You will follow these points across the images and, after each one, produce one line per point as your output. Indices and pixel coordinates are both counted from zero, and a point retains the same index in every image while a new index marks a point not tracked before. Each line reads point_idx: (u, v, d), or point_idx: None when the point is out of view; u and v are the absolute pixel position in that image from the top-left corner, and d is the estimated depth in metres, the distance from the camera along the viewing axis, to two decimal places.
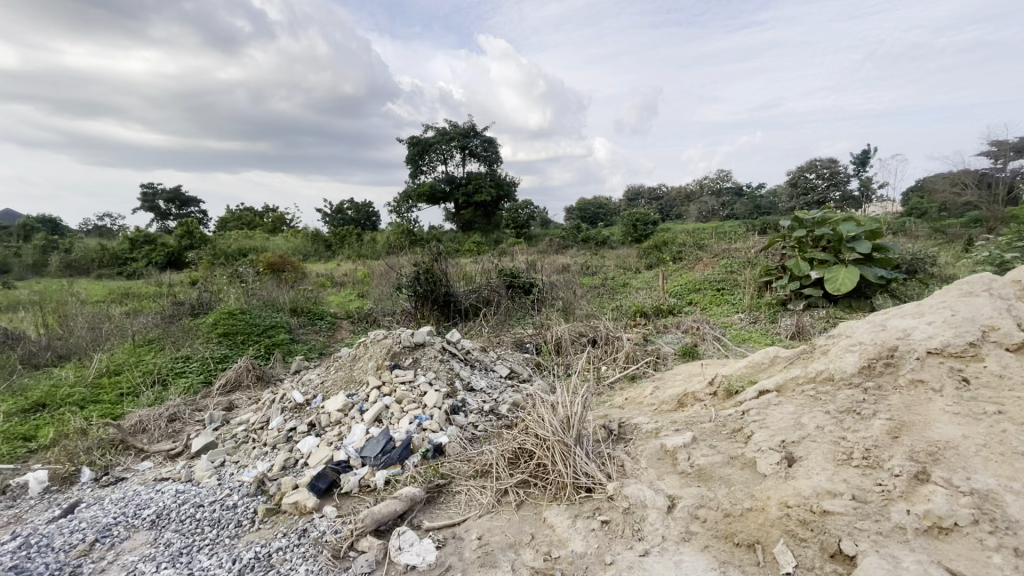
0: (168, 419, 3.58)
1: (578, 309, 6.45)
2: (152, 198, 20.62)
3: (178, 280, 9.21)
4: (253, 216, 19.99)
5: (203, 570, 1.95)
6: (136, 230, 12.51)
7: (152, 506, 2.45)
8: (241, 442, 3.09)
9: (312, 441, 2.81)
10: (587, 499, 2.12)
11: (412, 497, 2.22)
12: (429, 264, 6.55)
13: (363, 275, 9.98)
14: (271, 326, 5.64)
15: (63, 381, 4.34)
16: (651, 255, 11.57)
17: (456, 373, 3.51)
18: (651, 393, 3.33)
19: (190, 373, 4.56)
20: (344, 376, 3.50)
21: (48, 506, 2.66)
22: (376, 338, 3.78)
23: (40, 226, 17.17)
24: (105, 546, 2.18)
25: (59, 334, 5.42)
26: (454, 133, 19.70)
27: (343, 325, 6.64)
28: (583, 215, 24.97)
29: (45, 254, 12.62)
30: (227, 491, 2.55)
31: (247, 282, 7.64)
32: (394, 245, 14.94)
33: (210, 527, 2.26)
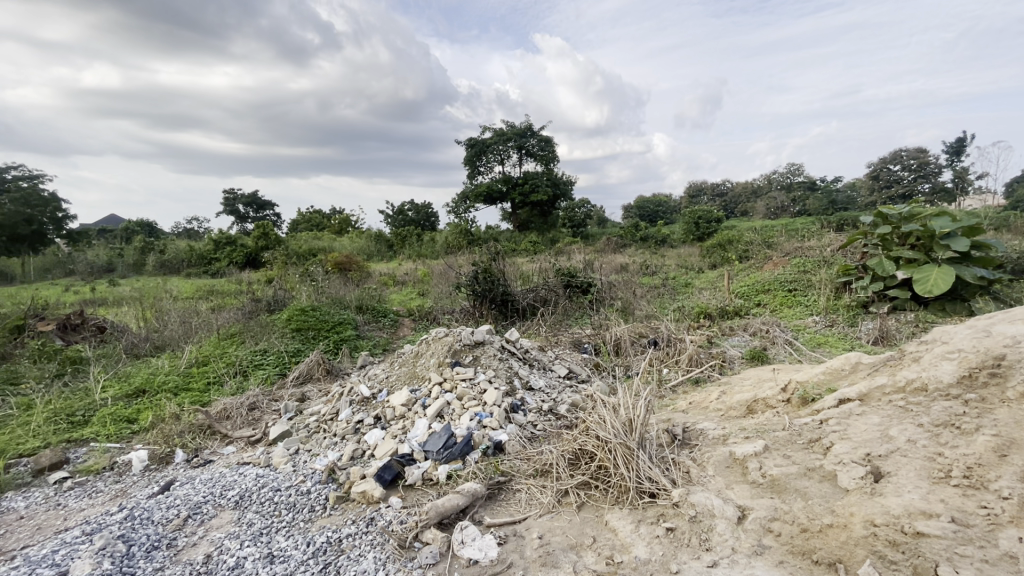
0: (249, 407, 3.86)
1: (637, 309, 6.32)
2: (232, 202, 22.30)
3: (256, 278, 9.91)
4: (322, 219, 21.15)
5: (280, 550, 2.08)
6: (220, 232, 13.56)
7: (236, 488, 2.65)
8: (313, 432, 3.27)
9: (378, 434, 2.93)
10: (650, 504, 2.07)
11: (474, 493, 2.26)
12: (487, 263, 6.63)
13: (423, 274, 10.29)
14: (339, 321, 5.93)
15: (160, 370, 4.78)
16: (715, 255, 11.11)
17: (515, 372, 3.53)
18: (718, 398, 3.19)
19: (266, 365, 4.89)
20: (408, 371, 3.62)
21: (148, 483, 2.93)
22: (438, 336, 3.88)
23: (140, 229, 19.07)
24: (196, 522, 2.37)
25: (156, 326, 5.97)
26: (511, 134, 19.86)
27: (404, 323, 6.87)
28: (641, 212, 24.40)
29: (143, 254, 13.94)
30: (301, 477, 2.71)
31: (317, 280, 8.07)
32: (453, 245, 15.27)
33: (286, 510, 2.41)
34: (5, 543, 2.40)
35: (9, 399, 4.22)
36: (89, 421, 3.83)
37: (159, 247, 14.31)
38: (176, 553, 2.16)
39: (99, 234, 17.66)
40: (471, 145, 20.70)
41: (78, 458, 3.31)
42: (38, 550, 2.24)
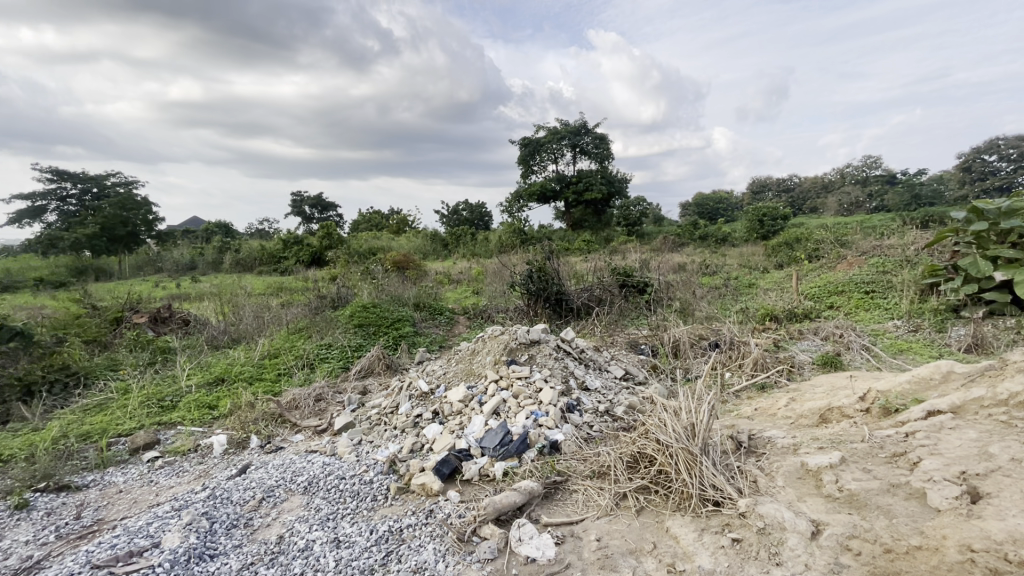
0: (316, 398, 4.07)
1: (697, 310, 6.11)
2: (299, 204, 23.57)
3: (321, 275, 10.41)
4: (382, 220, 21.93)
5: (346, 536, 2.18)
6: (288, 233, 14.35)
7: (305, 474, 2.80)
8: (375, 424, 3.40)
9: (435, 428, 3.00)
10: (714, 513, 1.99)
11: (531, 491, 2.27)
12: (542, 262, 6.62)
13: (478, 273, 10.43)
14: (397, 318, 6.13)
15: (236, 361, 5.13)
16: (782, 255, 10.54)
17: (571, 372, 3.50)
18: (787, 405, 3.02)
19: (331, 359, 5.14)
20: (465, 368, 3.68)
21: (227, 466, 3.16)
22: (494, 334, 3.92)
23: (218, 229, 20.55)
24: (270, 504, 2.53)
25: (232, 320, 6.42)
26: (566, 132, 19.72)
27: (460, 321, 6.99)
28: (701, 210, 23.55)
29: (220, 253, 15.01)
30: (364, 467, 2.82)
31: (376, 279, 8.38)
32: (506, 244, 15.38)
33: (351, 498, 2.51)
34: (108, 514, 2.66)
35: (110, 383, 4.68)
36: (176, 406, 4.17)
37: (234, 246, 15.36)
38: (252, 532, 2.31)
39: (183, 235, 19.21)
40: (525, 145, 20.77)
41: (167, 439, 3.61)
42: (135, 520, 2.47)
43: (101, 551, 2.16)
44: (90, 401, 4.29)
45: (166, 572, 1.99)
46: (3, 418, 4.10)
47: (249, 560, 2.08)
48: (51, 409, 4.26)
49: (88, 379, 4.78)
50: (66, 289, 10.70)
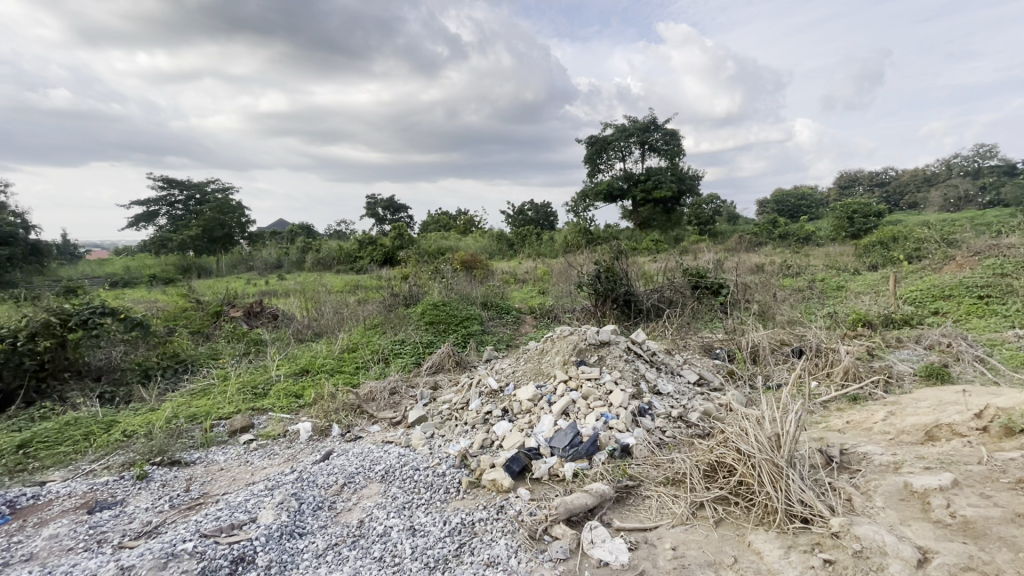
0: (391, 391, 4.26)
1: (777, 313, 5.75)
2: (373, 206, 24.79)
3: (393, 274, 10.89)
4: (450, 220, 22.55)
5: (421, 524, 2.27)
6: (363, 233, 15.13)
7: (382, 463, 2.95)
8: (447, 418, 3.50)
9: (505, 426, 3.03)
10: (803, 531, 1.87)
11: (602, 494, 2.24)
12: (610, 262, 6.50)
13: (543, 273, 10.44)
14: (466, 316, 6.28)
15: (319, 353, 5.49)
16: (875, 255, 9.68)
17: (642, 376, 3.42)
18: (886, 419, 2.77)
19: (404, 354, 5.37)
20: (534, 367, 3.70)
21: (312, 451, 3.38)
22: (563, 334, 3.92)
23: (301, 231, 22.10)
24: (351, 490, 2.68)
25: (314, 315, 6.87)
26: (634, 129, 19.26)
27: (526, 320, 7.04)
28: (781, 207, 22.14)
29: (303, 252, 16.10)
30: (437, 460, 2.91)
31: (445, 278, 8.63)
32: (572, 244, 15.27)
33: (425, 488, 2.61)
34: (212, 488, 2.94)
35: (212, 370, 5.17)
36: (267, 393, 4.53)
37: (315, 246, 16.41)
38: (336, 515, 2.46)
39: (271, 236, 20.80)
40: (592, 143, 20.53)
41: (260, 424, 3.93)
42: (235, 496, 2.71)
43: (208, 521, 2.38)
44: (196, 386, 4.76)
45: (262, 546, 2.17)
46: (126, 397, 4.64)
47: (333, 541, 2.22)
48: (164, 391, 4.78)
49: (194, 366, 5.30)
50: (174, 285, 11.96)
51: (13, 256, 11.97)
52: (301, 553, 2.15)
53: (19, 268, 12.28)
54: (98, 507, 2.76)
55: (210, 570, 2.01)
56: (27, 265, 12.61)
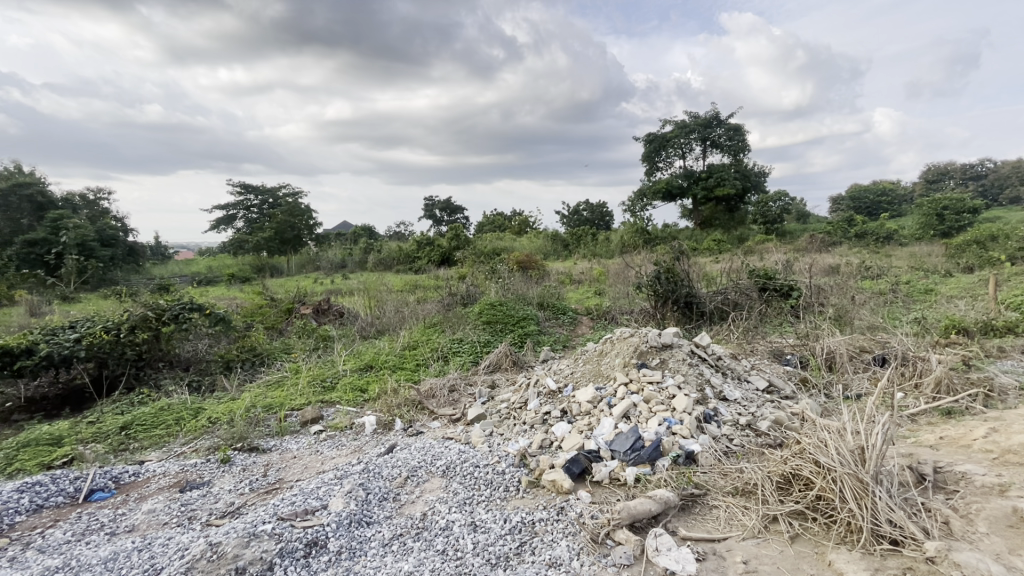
0: (450, 389, 4.36)
1: (856, 318, 5.36)
2: (431, 208, 25.47)
3: (451, 274, 11.13)
4: (505, 221, 22.77)
5: (482, 521, 2.30)
6: (421, 234, 15.59)
7: (443, 458, 3.02)
8: (505, 417, 3.53)
9: (564, 427, 3.02)
10: (892, 553, 1.73)
11: (667, 501, 2.18)
12: (670, 262, 6.26)
13: (599, 274, 10.31)
14: (523, 317, 6.31)
15: (381, 350, 5.70)
16: (970, 255, 8.81)
17: (707, 381, 3.29)
18: (988, 435, 2.51)
19: (462, 352, 5.47)
20: (593, 369, 3.65)
21: (376, 444, 3.52)
22: (623, 336, 3.84)
23: (364, 232, 23.08)
24: (414, 483, 2.77)
25: (377, 313, 7.14)
26: (695, 125, 18.61)
27: (583, 321, 6.98)
28: (858, 204, 20.64)
29: (366, 253, 16.78)
30: (496, 458, 2.94)
31: (502, 278, 8.71)
32: (629, 244, 14.99)
33: (485, 486, 2.64)
34: (286, 474, 3.13)
35: (285, 363, 5.51)
36: (335, 387, 4.77)
37: (377, 247, 17.07)
38: (400, 506, 2.55)
39: (336, 237, 21.86)
40: (650, 141, 20.03)
41: (328, 416, 4.14)
42: (307, 483, 2.87)
43: (284, 505, 2.54)
44: (271, 378, 5.09)
45: (333, 531, 2.28)
46: (211, 386, 5.03)
47: (398, 532, 2.29)
48: (244, 381, 5.14)
49: (269, 359, 5.67)
50: (250, 284, 12.83)
51: (115, 256, 13.29)
52: (369, 541, 2.24)
53: (120, 267, 13.63)
54: (188, 487, 3.01)
55: (287, 551, 2.13)
56: (126, 264, 13.96)
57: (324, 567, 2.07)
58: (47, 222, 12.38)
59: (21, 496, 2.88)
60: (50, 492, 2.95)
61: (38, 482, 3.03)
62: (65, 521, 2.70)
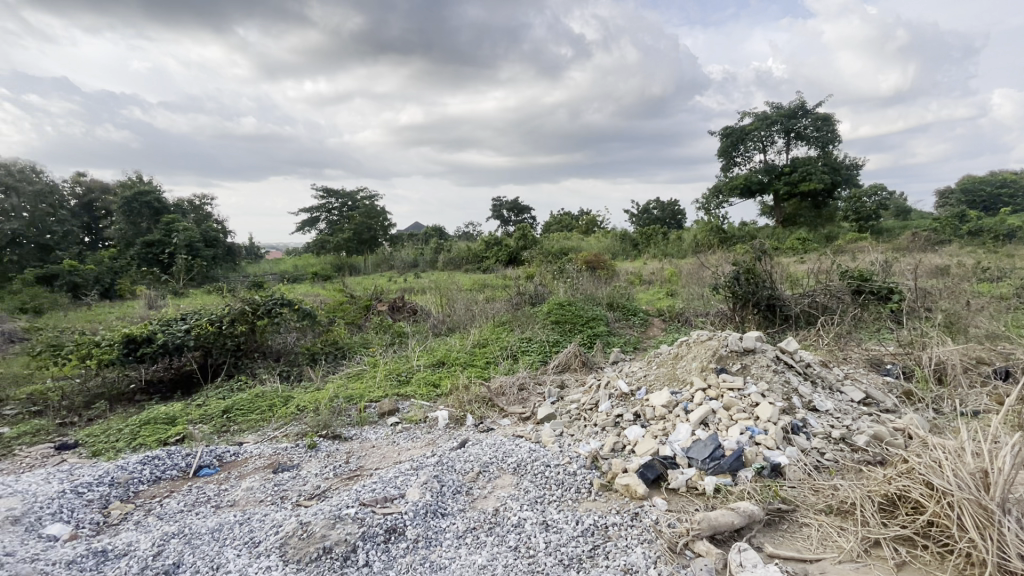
0: (520, 387, 4.41)
1: (971, 325, 4.78)
2: (499, 209, 25.84)
3: (518, 273, 11.22)
4: (572, 220, 22.62)
5: (553, 521, 2.29)
6: (489, 235, 15.87)
7: (514, 456, 3.05)
8: (575, 418, 3.50)
9: (638, 431, 2.94)
10: None
11: (751, 514, 2.06)
12: (751, 262, 5.89)
13: (671, 274, 9.96)
14: (592, 317, 6.23)
15: (452, 347, 5.85)
16: None
17: (794, 390, 3.08)
18: None
19: (531, 352, 5.50)
20: (668, 372, 3.53)
21: (449, 438, 3.62)
22: (700, 339, 3.68)
23: (435, 233, 23.85)
24: (486, 478, 2.82)
25: (448, 311, 7.35)
26: (777, 116, 17.45)
27: (654, 322, 6.78)
28: (972, 198, 18.41)
29: (436, 253, 17.32)
30: (567, 458, 2.92)
31: (570, 278, 8.65)
32: (703, 243, 14.34)
33: (556, 485, 2.64)
34: (366, 462, 3.30)
35: (364, 357, 5.81)
36: (410, 381, 4.96)
37: (447, 247, 17.58)
38: (473, 500, 2.61)
39: (409, 237, 22.77)
40: (727, 135, 19.03)
41: (404, 408, 4.32)
42: (386, 472, 3.01)
43: (365, 491, 2.68)
44: (351, 370, 5.39)
45: (410, 520, 2.37)
46: (299, 376, 5.41)
47: (472, 525, 2.35)
48: (328, 372, 5.49)
49: (349, 353, 6.01)
50: (331, 282, 13.69)
51: (217, 255, 14.67)
52: (444, 532, 2.31)
53: (220, 266, 15.03)
54: (280, 468, 3.26)
55: (368, 535, 2.24)
56: (226, 263, 15.37)
57: (403, 553, 2.16)
58: (162, 224, 13.91)
59: (143, 467, 3.26)
60: (166, 466, 3.31)
61: (156, 456, 3.41)
62: (178, 492, 3.02)
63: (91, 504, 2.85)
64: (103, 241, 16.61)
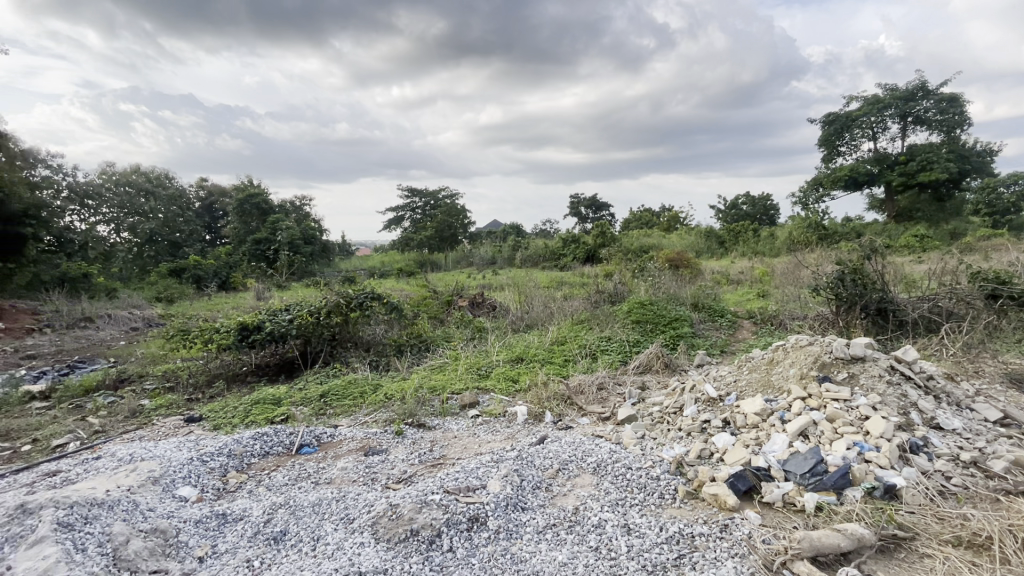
0: (599, 386, 4.34)
1: None
2: (577, 206, 25.62)
3: (596, 271, 11.05)
4: (652, 218, 21.87)
5: (636, 525, 2.23)
6: (567, 232, 15.80)
7: (594, 455, 3.01)
8: (658, 421, 3.39)
9: (728, 438, 2.79)
10: None
11: (860, 538, 1.88)
12: (858, 262, 5.34)
13: (763, 274, 9.31)
14: (675, 317, 5.99)
15: (531, 343, 5.90)
16: None
17: (913, 404, 2.76)
18: None
19: (611, 351, 5.40)
20: (761, 379, 3.31)
21: (528, 433, 3.65)
22: (799, 344, 3.41)
23: (512, 231, 24.15)
24: (566, 476, 2.81)
25: (526, 307, 7.41)
26: (891, 99, 15.69)
27: (744, 325, 6.38)
28: None
29: (514, 250, 17.53)
30: (650, 462, 2.83)
31: (651, 277, 8.37)
32: (799, 240, 13.25)
33: (638, 489, 2.57)
34: (449, 452, 3.41)
35: (446, 351, 6.03)
36: (490, 375, 5.07)
37: (524, 244, 17.72)
38: (553, 497, 2.61)
39: (487, 235, 23.24)
40: (830, 122, 17.40)
41: (484, 402, 4.42)
42: (468, 462, 3.09)
43: (449, 480, 2.77)
44: (434, 362, 5.61)
45: (492, 511, 2.42)
46: (387, 366, 5.73)
47: (552, 522, 2.35)
48: (413, 364, 5.76)
49: (432, 346, 6.27)
50: (415, 277, 14.36)
51: (314, 252, 15.91)
52: (525, 526, 2.34)
53: (317, 262, 16.30)
54: (371, 451, 3.47)
55: (453, 522, 2.32)
56: (322, 259, 16.66)
57: (485, 543, 2.22)
58: (269, 224, 15.34)
59: (255, 442, 3.62)
60: (273, 442, 3.65)
61: (266, 433, 3.77)
62: (284, 467, 3.32)
63: (212, 471, 3.22)
64: (221, 239, 18.65)
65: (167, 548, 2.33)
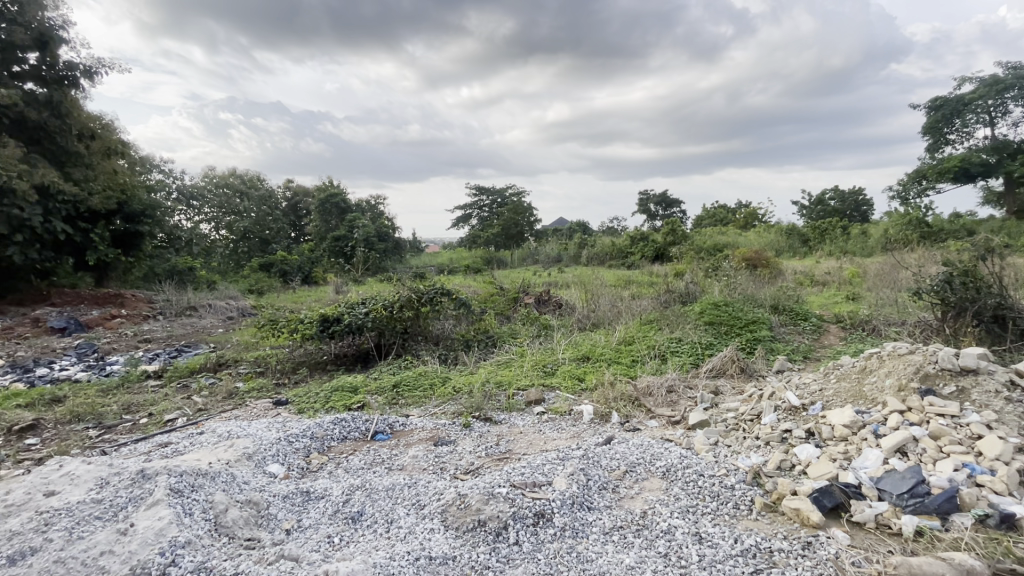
0: (669, 388, 4.21)
1: None
2: (646, 202, 24.91)
3: (666, 270, 10.70)
4: (728, 214, 20.79)
5: (708, 534, 2.15)
6: (635, 230, 15.42)
7: (663, 459, 2.92)
8: (732, 428, 3.23)
9: (812, 451, 2.60)
10: None
11: (970, 569, 1.69)
12: (971, 263, 4.77)
13: (853, 275, 8.59)
14: (752, 320, 5.68)
15: (598, 342, 5.83)
16: None
17: None
18: None
19: (682, 353, 5.21)
20: (852, 389, 3.05)
21: (595, 433, 3.61)
22: (897, 352, 3.11)
23: (578, 228, 23.92)
24: (633, 478, 2.76)
25: (592, 306, 7.31)
26: (1013, 80, 13.86)
27: (830, 330, 5.92)
28: None
29: (580, 247, 17.36)
30: (724, 470, 2.70)
31: (726, 276, 7.97)
32: (897, 239, 12.04)
33: (711, 497, 2.46)
34: (514, 447, 3.46)
35: (512, 347, 6.09)
36: (555, 372, 5.07)
37: (591, 242, 17.49)
38: (619, 498, 2.57)
39: (553, 232, 23.19)
40: (937, 107, 15.66)
41: (550, 399, 4.43)
42: (534, 458, 3.12)
43: (515, 474, 2.80)
44: (501, 358, 5.70)
45: (558, 507, 2.43)
46: (455, 360, 5.90)
47: (619, 523, 2.32)
48: (479, 358, 5.89)
49: (498, 341, 6.37)
50: (482, 274, 14.64)
51: (388, 249, 16.62)
52: (591, 525, 2.32)
53: (391, 258, 17.07)
54: (440, 442, 3.59)
55: (519, 516, 2.36)
56: (395, 256, 17.39)
57: (551, 539, 2.23)
58: (347, 222, 16.24)
59: (335, 426, 3.86)
60: (351, 428, 3.88)
61: (344, 418, 4.01)
62: (359, 452, 3.52)
63: (297, 451, 3.48)
64: (304, 236, 19.99)
65: (259, 519, 2.56)
